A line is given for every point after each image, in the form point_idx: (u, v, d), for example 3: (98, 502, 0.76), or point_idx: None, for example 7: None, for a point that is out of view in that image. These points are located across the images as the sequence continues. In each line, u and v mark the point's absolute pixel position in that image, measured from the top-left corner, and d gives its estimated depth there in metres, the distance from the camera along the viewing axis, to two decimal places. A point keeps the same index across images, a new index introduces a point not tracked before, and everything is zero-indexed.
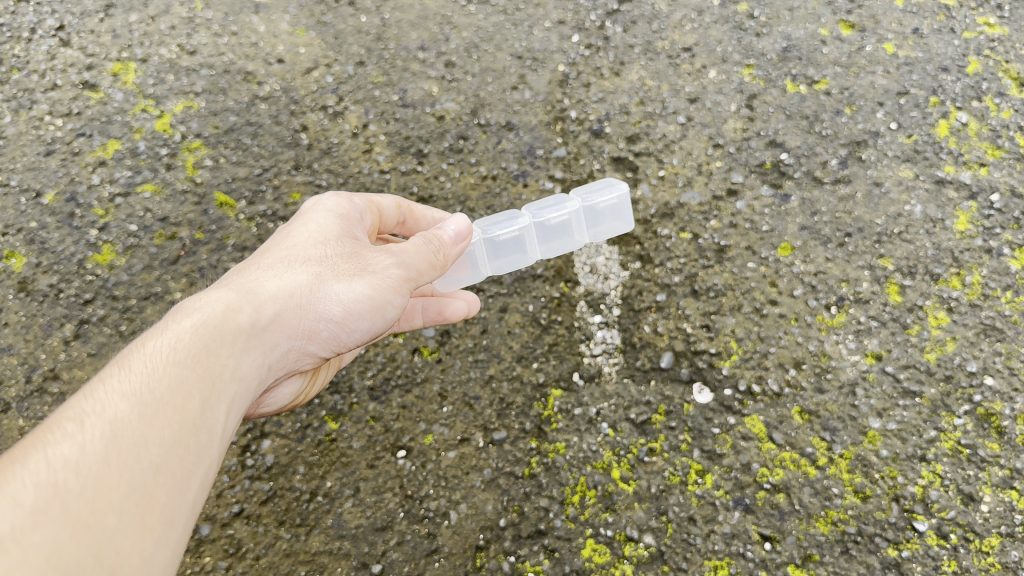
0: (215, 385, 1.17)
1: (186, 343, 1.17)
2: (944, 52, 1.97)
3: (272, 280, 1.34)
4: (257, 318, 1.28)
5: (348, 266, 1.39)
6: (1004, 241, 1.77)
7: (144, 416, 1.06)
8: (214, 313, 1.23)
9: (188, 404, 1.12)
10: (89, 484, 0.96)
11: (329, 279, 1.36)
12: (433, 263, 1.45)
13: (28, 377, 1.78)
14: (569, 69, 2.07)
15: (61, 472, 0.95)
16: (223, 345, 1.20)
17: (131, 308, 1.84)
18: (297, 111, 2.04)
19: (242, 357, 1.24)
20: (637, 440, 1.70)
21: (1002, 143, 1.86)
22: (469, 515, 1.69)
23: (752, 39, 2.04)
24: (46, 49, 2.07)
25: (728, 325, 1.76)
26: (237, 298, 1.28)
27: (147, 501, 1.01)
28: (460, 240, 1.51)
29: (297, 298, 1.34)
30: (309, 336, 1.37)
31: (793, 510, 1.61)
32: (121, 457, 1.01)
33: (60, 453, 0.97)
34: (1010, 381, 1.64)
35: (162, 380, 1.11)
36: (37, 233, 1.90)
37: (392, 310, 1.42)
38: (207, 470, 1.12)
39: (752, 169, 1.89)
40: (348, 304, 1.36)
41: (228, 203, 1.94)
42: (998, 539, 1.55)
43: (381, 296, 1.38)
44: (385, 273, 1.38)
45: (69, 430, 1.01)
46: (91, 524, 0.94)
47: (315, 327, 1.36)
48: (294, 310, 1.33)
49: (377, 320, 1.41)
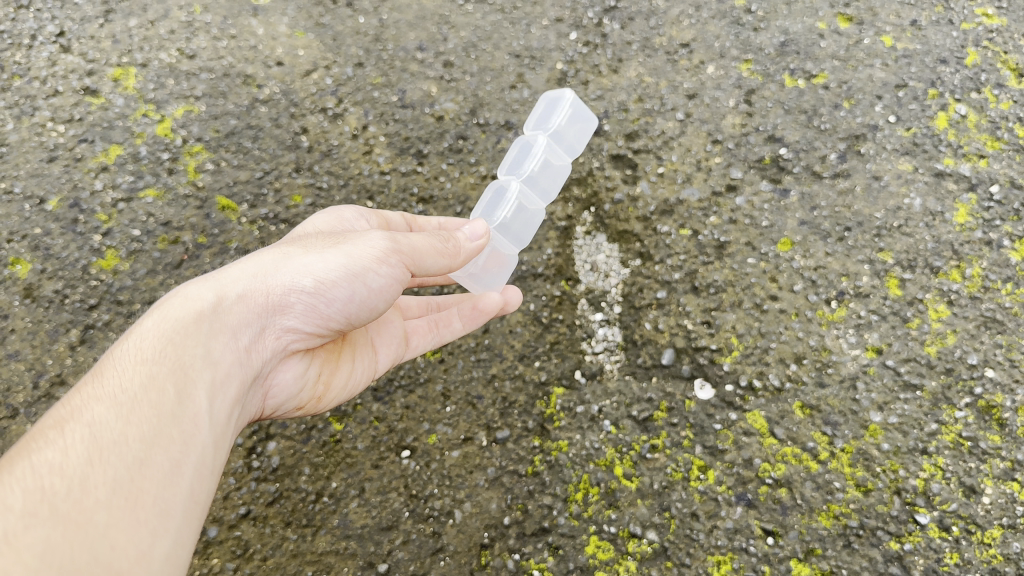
0: (188, 374, 1.20)
1: (152, 340, 1.21)
2: (942, 44, 1.96)
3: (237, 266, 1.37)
4: (222, 304, 1.30)
5: (317, 244, 1.39)
6: (1004, 233, 1.77)
7: (119, 415, 1.11)
8: (177, 308, 1.27)
9: (164, 395, 1.16)
10: (74, 484, 1.02)
11: (293, 256, 1.37)
12: (440, 251, 1.43)
13: (36, 382, 1.79)
14: (567, 67, 2.07)
15: (46, 477, 1.01)
16: (189, 335, 1.24)
17: (136, 313, 1.86)
18: (297, 113, 2.04)
19: (213, 343, 1.26)
20: (640, 436, 1.71)
21: (1002, 134, 1.86)
22: (473, 514, 1.70)
23: (750, 34, 2.04)
24: (47, 56, 2.08)
25: (729, 321, 1.76)
26: (200, 287, 1.32)
27: (136, 495, 1.06)
28: (478, 239, 1.48)
29: (261, 278, 1.35)
30: (282, 311, 1.36)
31: (795, 504, 1.62)
32: (102, 456, 1.06)
33: (44, 460, 1.03)
34: (1011, 373, 1.65)
35: (133, 377, 1.16)
36: (41, 240, 1.91)
37: (377, 278, 1.38)
38: (200, 456, 1.17)
39: (751, 165, 1.90)
40: (317, 273, 1.35)
41: (230, 206, 1.96)
42: (1000, 530, 1.55)
43: (357, 263, 1.36)
44: (363, 245, 1.37)
45: (51, 439, 1.07)
46: (82, 523, 1.00)
47: (287, 301, 1.35)
48: (259, 289, 1.35)
49: (358, 287, 1.37)
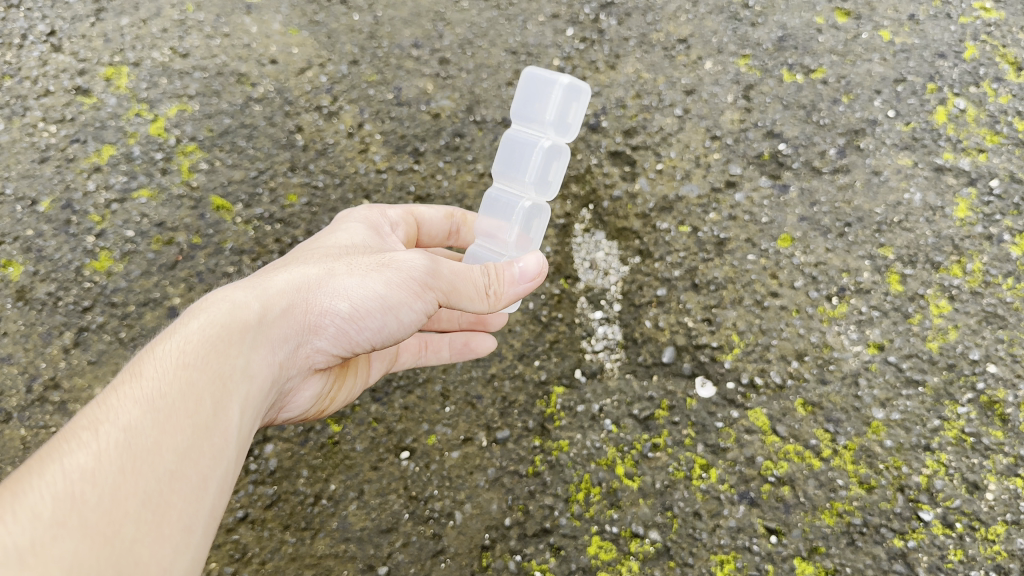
0: (225, 386, 1.18)
1: (195, 345, 1.19)
2: (940, 38, 1.95)
3: (283, 275, 1.36)
4: (266, 315, 1.29)
5: (362, 264, 1.37)
6: (1004, 228, 1.75)
7: (156, 422, 1.08)
8: (220, 313, 1.25)
9: (200, 407, 1.13)
10: (105, 494, 0.98)
11: (338, 274, 1.36)
12: (479, 287, 1.37)
13: (29, 386, 1.77)
14: (564, 64, 2.06)
15: (78, 484, 0.97)
16: (231, 344, 1.22)
17: (130, 315, 1.84)
18: (291, 112, 2.02)
19: (251, 355, 1.25)
20: (641, 435, 1.70)
21: (1001, 129, 1.85)
22: (474, 515, 1.69)
23: (747, 29, 2.02)
24: (38, 56, 2.06)
25: (730, 318, 1.75)
26: (245, 295, 1.30)
27: (163, 510, 1.03)
28: (526, 281, 1.39)
29: (304, 293, 1.35)
30: (316, 331, 1.36)
31: (798, 502, 1.61)
32: (135, 466, 1.03)
33: (76, 464, 0.99)
34: (1013, 368, 1.64)
35: (172, 384, 1.13)
36: (34, 241, 1.89)
37: (411, 312, 1.37)
38: (225, 473, 1.14)
39: (751, 161, 1.88)
40: (353, 299, 1.34)
41: (224, 206, 1.94)
42: (1004, 526, 1.54)
43: (395, 296, 1.35)
44: (402, 274, 1.34)
45: (84, 440, 1.03)
46: (110, 535, 0.96)
47: (322, 322, 1.35)
48: (301, 304, 1.34)
49: (390, 318, 1.37)
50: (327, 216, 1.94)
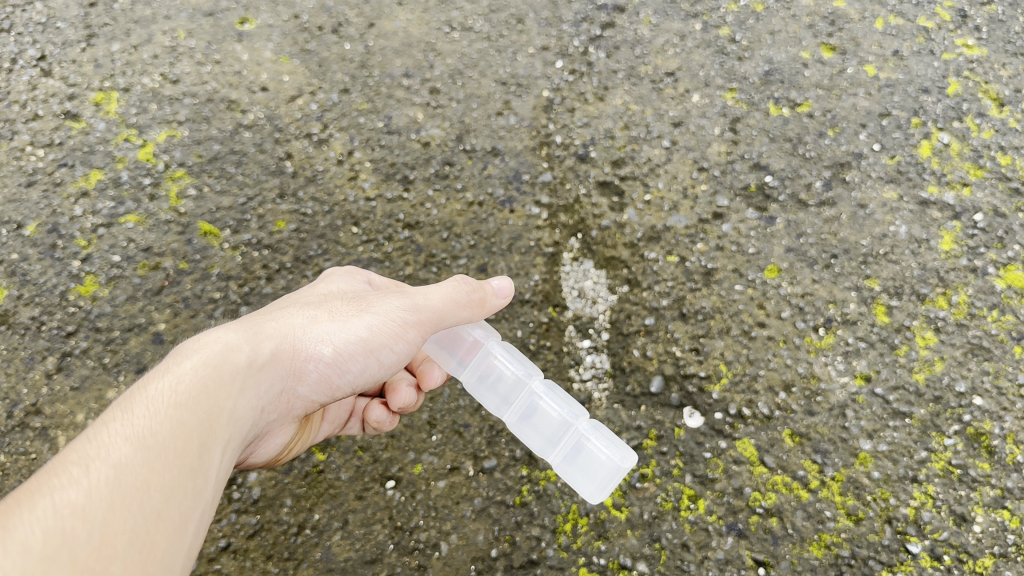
0: (214, 429, 1.17)
1: (188, 384, 1.17)
2: (924, 74, 2.00)
3: (271, 322, 1.37)
4: (255, 356, 1.29)
5: (343, 309, 1.42)
6: (989, 260, 1.78)
7: (147, 459, 1.06)
8: (213, 353, 1.24)
9: (189, 446, 1.12)
10: (95, 530, 0.96)
11: (320, 321, 1.39)
12: (462, 304, 1.46)
13: (10, 412, 1.74)
14: (553, 95, 2.07)
15: (68, 519, 0.95)
16: (222, 386, 1.21)
17: (114, 340, 1.81)
18: (281, 139, 2.03)
19: (239, 399, 1.24)
20: (629, 465, 1.69)
21: (984, 163, 1.88)
22: (460, 546, 1.66)
23: (734, 63, 2.06)
24: (28, 80, 2.08)
25: (717, 348, 1.75)
26: (236, 338, 1.29)
27: (149, 549, 1.01)
28: (503, 296, 1.54)
29: (291, 339, 1.36)
30: (299, 377, 1.38)
31: (786, 534, 1.60)
32: (124, 503, 1.01)
33: (66, 500, 0.97)
34: (998, 401, 1.64)
35: (163, 423, 1.11)
36: (19, 265, 1.87)
37: (390, 355, 1.44)
38: (203, 514, 1.12)
39: (737, 192, 1.90)
40: (336, 343, 1.38)
41: (212, 232, 1.92)
42: (992, 559, 1.53)
43: (376, 339, 1.41)
44: (383, 316, 1.40)
45: (74, 475, 1.01)
46: (98, 573, 0.94)
47: (305, 367, 1.37)
48: (288, 350, 1.35)
49: (370, 363, 1.43)
50: (316, 243, 1.92)
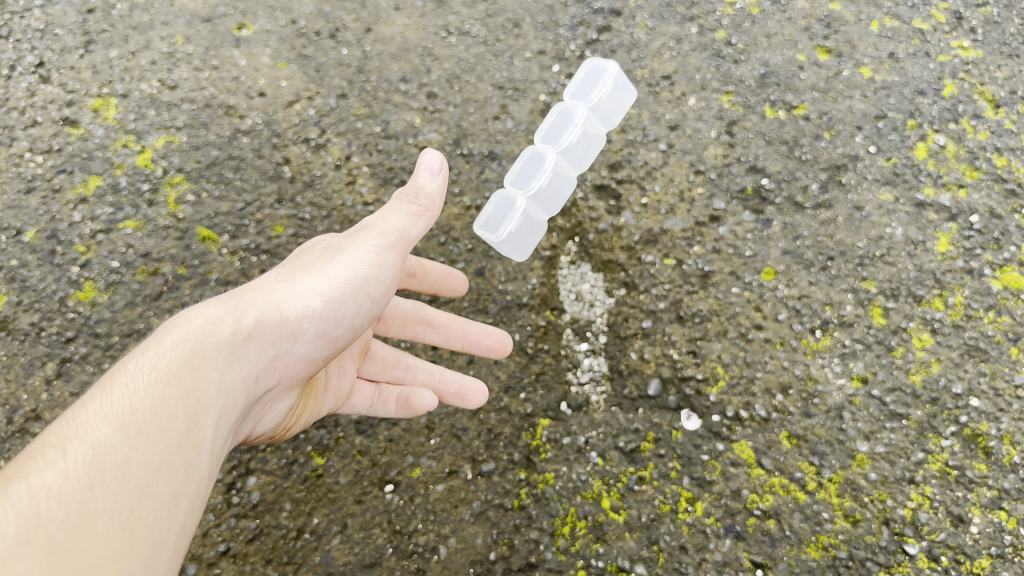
0: (201, 402, 1.18)
1: (168, 361, 1.18)
2: (920, 76, 2.01)
3: (249, 292, 1.36)
4: (239, 324, 1.29)
5: (318, 265, 1.41)
6: (985, 262, 1.78)
7: (127, 438, 1.08)
8: (194, 329, 1.24)
9: (174, 422, 1.13)
10: (73, 511, 0.98)
11: (299, 278, 1.38)
12: (418, 215, 1.45)
13: (10, 418, 1.75)
14: (550, 99, 2.08)
15: (43, 501, 0.97)
16: (205, 359, 1.21)
17: (113, 346, 1.81)
18: (279, 144, 2.03)
19: (227, 370, 1.24)
20: (627, 468, 1.69)
21: (980, 165, 1.88)
22: (459, 550, 1.67)
23: (730, 66, 2.07)
24: (26, 86, 2.09)
25: (714, 351, 1.76)
26: (216, 310, 1.29)
27: (134, 525, 1.03)
28: (435, 177, 1.46)
29: (274, 302, 1.35)
30: (293, 338, 1.36)
31: (784, 536, 1.60)
32: (104, 482, 1.02)
33: (43, 482, 0.99)
34: (995, 402, 1.65)
35: (145, 402, 1.13)
36: (18, 272, 1.88)
37: (377, 287, 1.44)
38: (197, 489, 1.14)
39: (734, 195, 1.90)
40: (324, 294, 1.37)
41: (210, 237, 1.93)
42: (989, 560, 1.54)
43: (360, 276, 1.41)
44: (361, 256, 1.41)
45: (52, 458, 1.03)
46: (78, 551, 0.96)
47: (298, 327, 1.36)
48: (273, 315, 1.33)
49: (362, 302, 1.43)
50: None
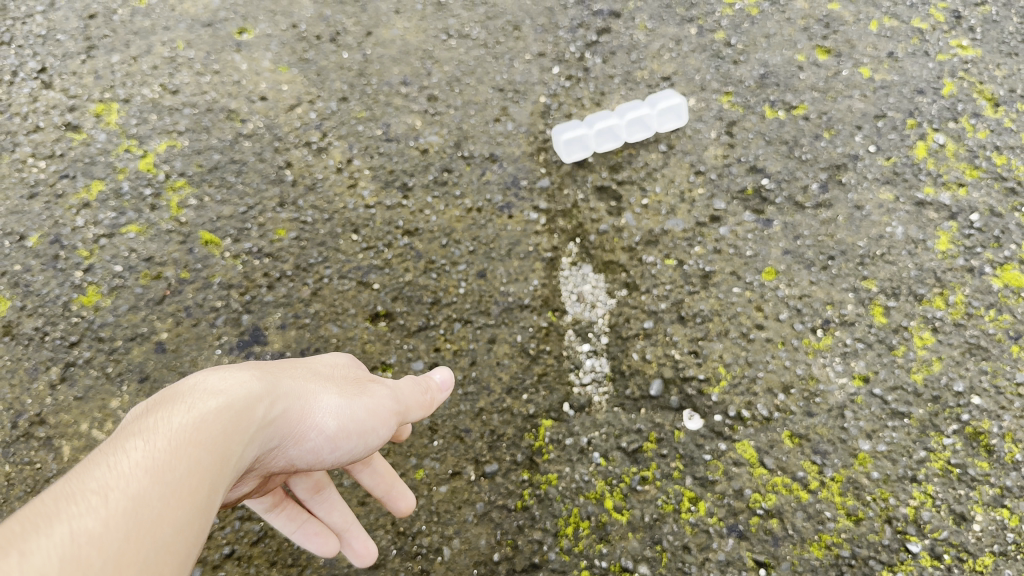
0: (229, 480, 1.01)
1: (214, 421, 1.01)
2: (919, 75, 2.01)
3: (283, 376, 1.20)
4: (272, 407, 1.13)
5: (343, 383, 1.28)
6: (985, 260, 1.78)
7: (167, 494, 0.91)
8: (240, 396, 1.07)
9: (207, 492, 0.96)
10: (111, 563, 0.82)
11: (326, 390, 1.24)
12: (423, 404, 1.41)
13: (14, 422, 1.75)
14: (551, 101, 2.09)
15: (87, 547, 0.81)
16: (243, 434, 1.05)
17: (117, 350, 1.82)
18: (281, 148, 2.04)
19: (251, 454, 1.07)
20: (629, 468, 1.69)
21: (980, 163, 1.89)
22: (462, 551, 1.67)
23: (729, 67, 2.08)
24: (28, 92, 2.10)
25: (716, 351, 1.76)
26: (257, 381, 1.12)
27: None
28: (444, 390, 1.49)
29: (302, 399, 1.19)
30: (298, 441, 1.20)
31: (786, 535, 1.60)
32: (140, 537, 0.86)
33: (84, 526, 0.82)
34: (996, 400, 1.65)
35: (185, 458, 0.95)
36: (22, 276, 1.88)
37: (376, 439, 1.31)
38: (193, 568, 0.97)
39: (734, 196, 1.91)
40: (341, 422, 1.24)
41: (213, 241, 1.93)
42: (992, 557, 1.54)
43: (371, 423, 1.28)
44: (380, 403, 1.29)
45: (92, 502, 0.85)
46: None
47: (307, 434, 1.21)
48: (298, 413, 1.18)
49: (360, 446, 1.30)
50: (316, 250, 1.93)
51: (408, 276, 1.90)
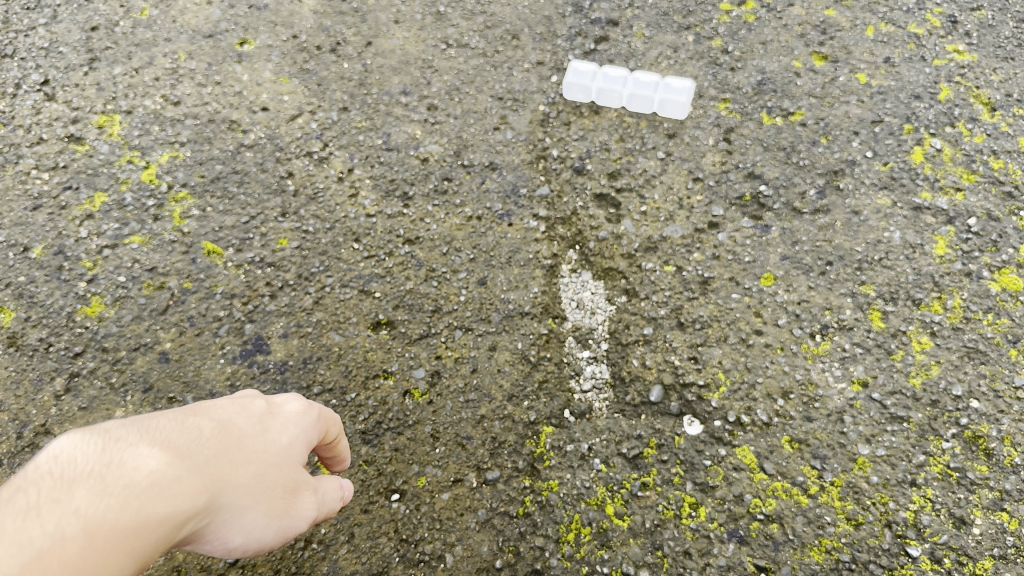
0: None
1: (132, 535, 0.87)
2: (916, 81, 2.04)
3: (236, 479, 1.04)
4: (192, 526, 0.97)
5: (280, 502, 1.11)
6: (983, 264, 1.80)
7: None
8: (176, 509, 0.93)
9: None
10: None
11: (261, 508, 1.07)
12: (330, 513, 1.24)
13: (19, 432, 1.74)
14: (549, 109, 2.13)
15: None
16: (147, 556, 0.90)
17: (121, 360, 1.82)
18: (282, 158, 2.06)
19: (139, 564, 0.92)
20: (630, 474, 1.69)
21: (977, 168, 1.90)
22: (464, 558, 1.64)
23: (727, 73, 2.12)
24: (31, 104, 2.12)
25: (715, 357, 1.77)
26: (199, 495, 0.97)
27: None
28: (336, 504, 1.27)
29: (229, 518, 1.03)
30: (197, 543, 1.05)
31: (786, 540, 1.59)
32: None
33: None
34: (995, 404, 1.66)
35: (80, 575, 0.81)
36: (26, 288, 1.89)
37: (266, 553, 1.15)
38: None
39: (733, 202, 1.93)
40: (245, 545, 1.08)
41: (215, 251, 1.94)
42: (992, 561, 1.53)
43: (272, 546, 1.12)
44: (294, 527, 1.13)
45: None
46: None
47: (210, 543, 1.05)
48: (213, 529, 1.02)
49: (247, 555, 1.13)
50: (317, 259, 1.94)
51: (408, 284, 1.91)
